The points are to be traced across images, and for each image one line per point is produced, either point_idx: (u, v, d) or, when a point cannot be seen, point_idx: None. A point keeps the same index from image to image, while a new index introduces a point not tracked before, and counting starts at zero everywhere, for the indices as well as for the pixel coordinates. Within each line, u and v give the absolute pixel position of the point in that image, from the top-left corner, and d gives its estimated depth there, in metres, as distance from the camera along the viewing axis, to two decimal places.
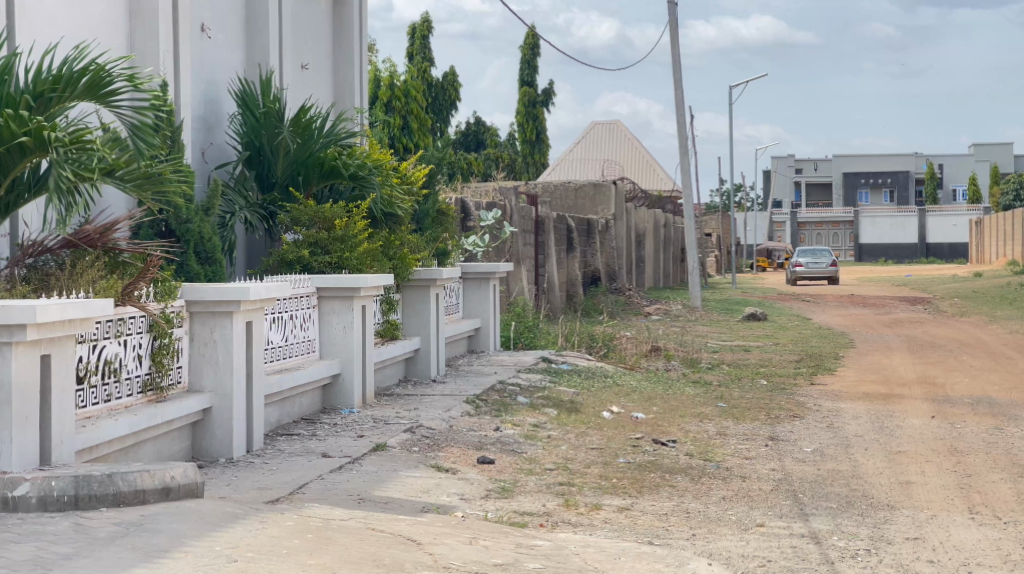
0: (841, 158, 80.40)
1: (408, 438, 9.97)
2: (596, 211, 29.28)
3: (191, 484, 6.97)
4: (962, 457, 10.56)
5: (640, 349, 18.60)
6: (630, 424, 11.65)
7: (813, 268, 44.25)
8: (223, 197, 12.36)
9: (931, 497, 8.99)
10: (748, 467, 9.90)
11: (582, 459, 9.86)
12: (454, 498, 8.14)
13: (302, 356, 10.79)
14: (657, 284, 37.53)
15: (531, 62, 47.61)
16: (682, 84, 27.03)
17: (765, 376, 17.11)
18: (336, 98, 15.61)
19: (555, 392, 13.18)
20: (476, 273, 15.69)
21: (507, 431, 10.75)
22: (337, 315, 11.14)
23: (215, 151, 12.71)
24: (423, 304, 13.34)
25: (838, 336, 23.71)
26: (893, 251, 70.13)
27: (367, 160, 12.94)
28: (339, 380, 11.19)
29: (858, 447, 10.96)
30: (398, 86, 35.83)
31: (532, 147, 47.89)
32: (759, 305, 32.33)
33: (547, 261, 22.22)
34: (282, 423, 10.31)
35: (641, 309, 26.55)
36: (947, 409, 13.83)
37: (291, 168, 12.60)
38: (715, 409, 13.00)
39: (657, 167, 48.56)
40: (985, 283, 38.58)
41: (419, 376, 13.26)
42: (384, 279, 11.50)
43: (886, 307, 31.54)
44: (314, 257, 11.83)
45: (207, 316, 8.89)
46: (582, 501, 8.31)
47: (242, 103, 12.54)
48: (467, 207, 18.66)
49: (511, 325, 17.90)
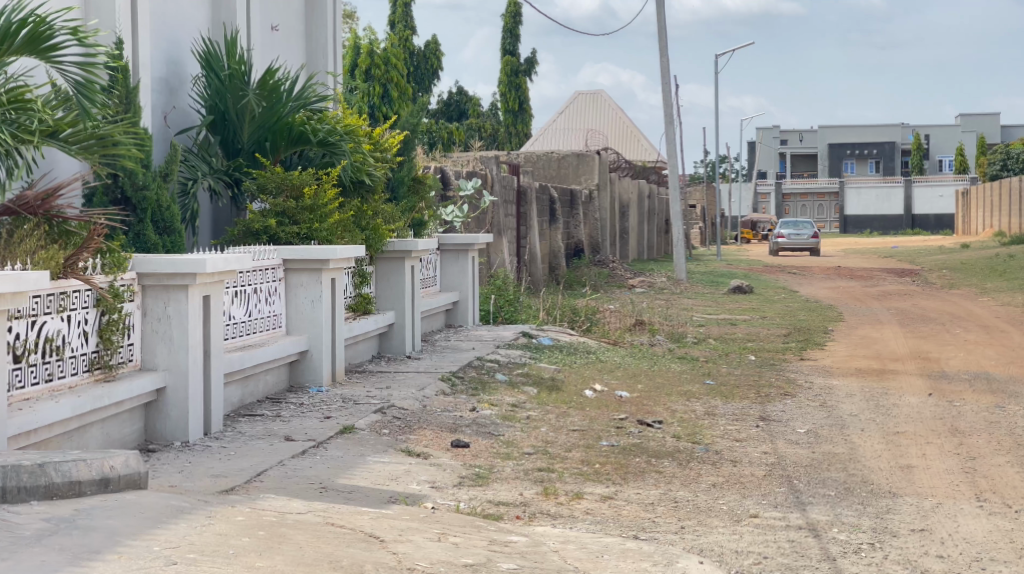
0: (826, 128, 79.81)
1: (379, 420, 9.37)
2: (579, 181, 28.68)
3: (134, 475, 6.36)
4: (964, 438, 10.02)
5: (624, 322, 18.08)
6: (613, 403, 11.11)
7: (797, 240, 43.75)
8: (185, 162, 11.71)
9: (934, 483, 8.45)
10: (739, 451, 9.33)
11: (562, 442, 9.29)
12: (424, 487, 7.55)
13: (268, 332, 10.19)
14: (641, 256, 36.99)
15: (513, 30, 46.86)
16: (667, 51, 26.39)
17: (754, 351, 16.57)
18: (308, 61, 14.94)
19: (535, 369, 12.63)
20: (453, 244, 15.09)
21: (484, 412, 10.17)
22: (305, 289, 10.52)
23: (177, 115, 12.05)
24: (396, 276, 12.72)
25: (826, 309, 23.18)
26: (878, 223, 69.86)
27: (339, 124, 12.22)
28: (306, 357, 10.59)
29: (854, 428, 10.41)
30: (378, 53, 35.03)
31: (515, 117, 47.30)
32: (746, 277, 31.78)
33: (529, 233, 21.69)
34: (244, 403, 9.72)
35: (625, 282, 26.00)
36: (944, 386, 13.30)
37: (257, 133, 11.95)
38: (703, 387, 12.43)
39: (641, 137, 47.88)
40: (974, 253, 38.08)
41: (393, 353, 12.68)
42: (355, 250, 10.86)
43: (875, 279, 31.00)
44: (281, 227, 11.22)
45: (161, 290, 8.27)
46: (562, 490, 7.73)
47: (206, 64, 11.87)
48: (447, 176, 18.12)
49: (490, 298, 17.30)
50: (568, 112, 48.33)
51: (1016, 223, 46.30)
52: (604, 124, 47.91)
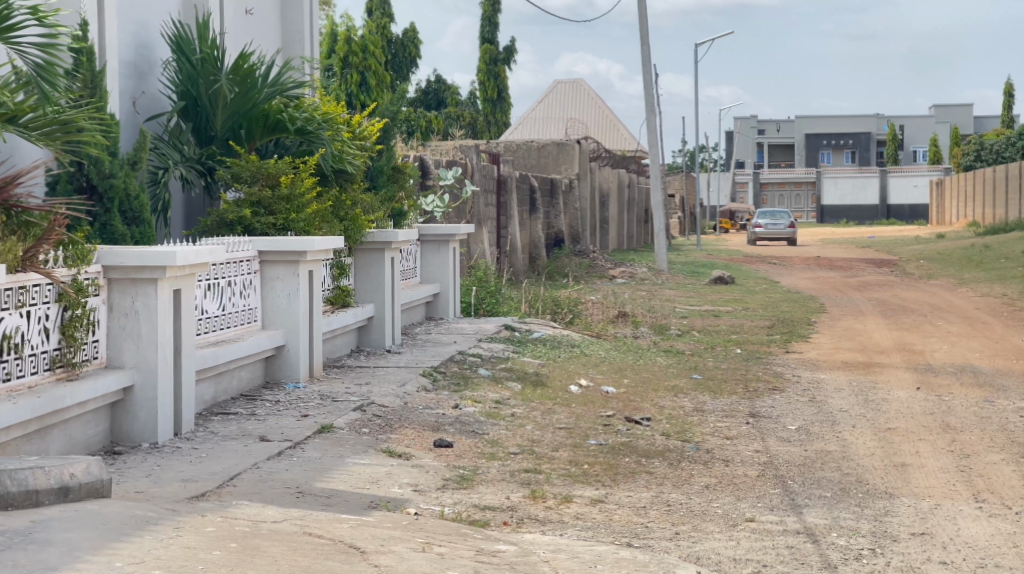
0: (803, 118, 79.68)
1: (358, 418, 9.04)
2: (559, 170, 28.37)
3: (97, 483, 6.04)
4: (957, 435, 9.74)
5: (606, 314, 17.82)
6: (600, 399, 10.81)
7: (774, 230, 43.57)
8: (155, 151, 11.36)
9: (931, 482, 8.16)
10: (730, 449, 9.04)
11: (549, 441, 8.98)
12: (406, 491, 7.23)
13: (242, 326, 9.85)
14: (621, 246, 36.74)
15: (492, 18, 46.48)
16: (648, 39, 26.09)
17: (738, 344, 16.28)
18: (284, 46, 14.58)
19: (519, 363, 12.33)
20: (434, 235, 14.75)
21: (467, 409, 9.85)
22: (282, 282, 10.17)
23: (147, 101, 11.69)
24: (376, 268, 12.38)
25: (809, 300, 22.98)
26: (854, 213, 69.83)
27: (317, 112, 11.86)
28: (283, 352, 10.26)
29: (845, 425, 10.13)
30: (356, 40, 34.61)
31: (494, 105, 46.95)
32: (726, 268, 31.54)
33: (509, 223, 21.37)
34: (217, 401, 9.39)
35: (606, 272, 25.70)
36: (931, 380, 13.03)
37: (231, 120, 11.59)
38: (689, 382, 12.14)
39: (620, 127, 47.60)
40: (951, 243, 37.95)
41: (373, 347, 12.36)
42: (332, 242, 10.53)
43: (854, 269, 30.78)
44: (256, 218, 10.89)
45: (128, 283, 7.93)
46: (550, 493, 7.42)
47: (177, 49, 11.51)
48: (427, 165, 17.76)
49: (472, 290, 16.99)
50: (547, 101, 48.00)
51: (992, 213, 46.17)
52: (583, 113, 47.60)
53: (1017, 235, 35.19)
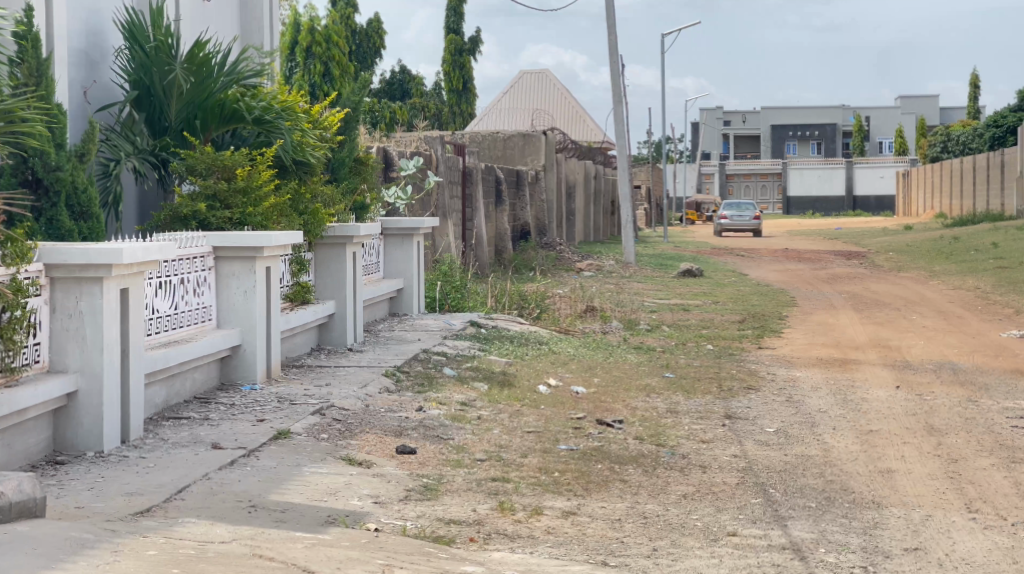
0: (769, 110, 79.49)
1: (317, 423, 8.59)
2: (525, 161, 27.94)
3: (29, 503, 5.66)
4: (943, 438, 9.38)
5: (574, 309, 17.45)
6: (570, 400, 10.40)
7: (740, 222, 43.34)
8: (106, 142, 10.81)
9: (919, 490, 7.80)
10: (706, 454, 8.65)
11: (517, 446, 8.56)
12: (367, 503, 6.80)
13: (196, 326, 9.38)
14: (587, 238, 36.39)
15: (457, 9, 45.98)
16: (615, 29, 25.69)
17: (709, 339, 15.92)
18: (243, 34, 14.04)
19: (485, 361, 11.90)
20: (397, 228, 14.30)
21: (432, 412, 9.41)
22: (237, 279, 9.69)
23: (99, 91, 11.14)
24: (336, 263, 11.91)
25: (779, 293, 22.67)
26: (820, 204, 69.71)
27: (275, 101, 11.32)
28: (239, 352, 9.78)
29: (825, 427, 9.77)
30: (319, 30, 33.99)
31: (459, 96, 46.49)
32: (694, 260, 31.24)
33: (475, 215, 20.91)
34: (169, 405, 8.90)
35: (573, 265, 25.30)
36: (910, 378, 12.70)
37: (186, 110, 11.06)
38: (661, 381, 11.74)
39: (587, 118, 47.37)
40: (918, 235, 37.77)
41: (334, 345, 11.91)
42: (291, 237, 10.05)
43: (822, 262, 30.51)
44: (212, 212, 10.39)
45: (72, 283, 7.45)
46: (519, 504, 7.01)
47: (129, 36, 10.95)
48: (390, 156, 17.31)
49: (437, 285, 16.52)
50: (513, 91, 47.54)
51: (958, 205, 46.11)
52: (549, 104, 47.22)
53: (984, 227, 35.05)
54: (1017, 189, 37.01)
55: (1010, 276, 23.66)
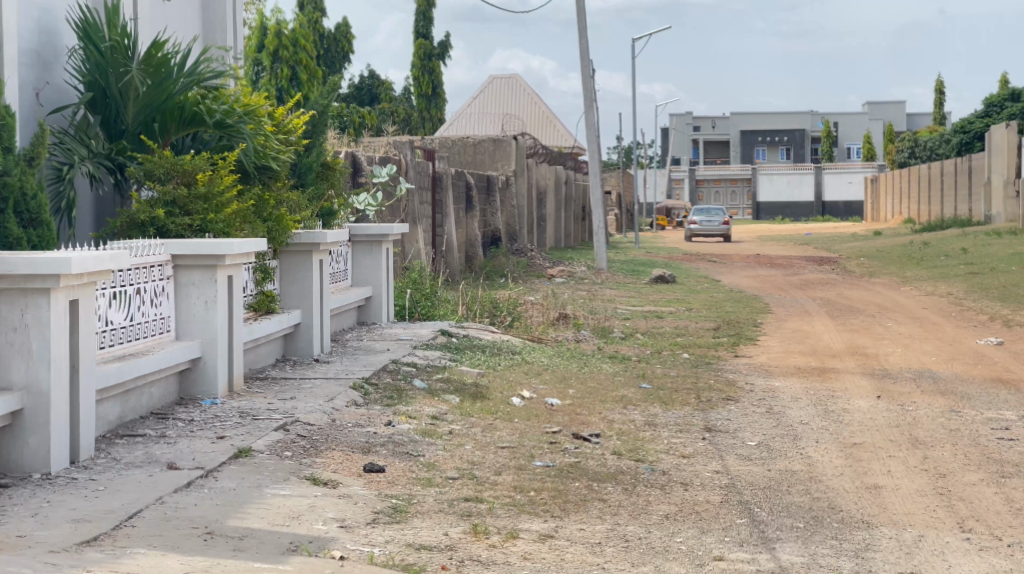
0: (738, 115, 79.43)
1: (280, 440, 8.20)
2: (496, 167, 27.61)
3: None
4: (929, 451, 9.05)
5: (546, 316, 17.11)
6: (544, 413, 10.04)
7: (709, 227, 43.13)
8: (59, 145, 10.37)
9: (909, 508, 7.48)
10: (687, 470, 8.30)
11: (491, 463, 8.19)
12: (332, 527, 6.41)
13: (153, 339, 8.98)
14: (558, 244, 36.06)
15: (426, 13, 45.68)
16: (586, 32, 25.40)
17: (684, 348, 15.59)
18: (204, 35, 13.62)
19: (456, 372, 11.52)
20: (365, 235, 13.93)
21: (401, 427, 9.03)
22: (198, 288, 9.28)
23: (51, 92, 10.69)
24: (302, 271, 11.53)
25: (753, 300, 22.39)
26: (789, 210, 69.64)
27: (237, 104, 10.94)
28: (199, 365, 9.37)
29: (808, 440, 9.43)
30: (286, 33, 33.58)
31: (428, 101, 46.15)
32: (666, 266, 30.95)
33: (445, 221, 20.54)
34: (123, 422, 8.50)
35: (544, 271, 24.96)
36: (890, 386, 12.38)
37: (144, 113, 10.64)
38: (639, 392, 11.40)
39: (556, 122, 46.96)
40: (888, 240, 37.63)
41: (300, 356, 11.51)
42: (253, 244, 9.64)
43: (794, 267, 30.28)
44: (171, 219, 9.99)
45: (17, 294, 7.05)
46: (493, 527, 6.65)
47: (83, 35, 10.52)
48: (359, 161, 16.95)
49: (406, 292, 16.12)
50: (482, 97, 47.19)
51: (927, 211, 46.07)
52: (519, 109, 46.94)
53: (953, 233, 34.92)
54: (985, 194, 36.92)
55: (983, 282, 23.45)
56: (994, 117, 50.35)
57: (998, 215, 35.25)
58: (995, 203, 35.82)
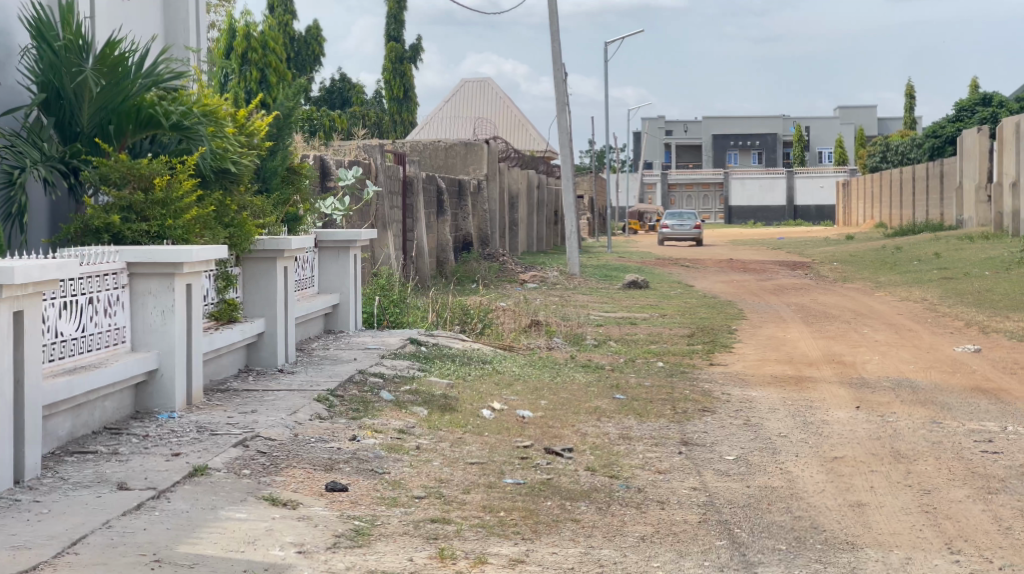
0: (710, 120, 79.30)
1: (239, 457, 7.84)
2: (467, 170, 27.25)
3: None
4: (912, 465, 8.75)
5: (518, 322, 16.77)
6: (515, 426, 9.70)
7: (681, 231, 42.91)
8: (9, 148, 9.96)
9: (896, 527, 7.18)
10: (664, 487, 7.97)
11: (459, 480, 7.85)
12: (289, 553, 6.15)
13: (106, 350, 8.61)
14: (531, 248, 35.74)
15: (398, 16, 45.37)
16: (558, 35, 25.10)
17: (658, 356, 15.28)
18: (166, 35, 13.23)
19: (424, 383, 11.16)
20: (333, 241, 13.58)
21: (367, 442, 8.67)
22: (155, 297, 8.91)
23: (4, 93, 10.31)
24: (266, 279, 11.14)
25: (727, 305, 22.10)
26: (761, 214, 69.52)
27: (196, 105, 10.59)
28: (155, 378, 8.99)
29: (787, 454, 9.12)
30: (256, 36, 33.13)
31: (399, 105, 45.78)
32: (639, 271, 30.68)
33: (416, 226, 20.20)
34: (73, 438, 8.13)
35: (516, 276, 24.63)
36: (868, 396, 12.09)
37: (99, 114, 10.25)
38: (613, 403, 11.06)
39: (530, 127, 46.76)
40: (861, 244, 37.42)
41: (264, 366, 11.15)
42: (214, 251, 9.27)
43: (767, 272, 30.06)
44: (126, 225, 9.64)
45: None
46: (460, 551, 6.37)
47: (37, 34, 10.12)
48: (327, 165, 16.58)
49: (375, 299, 15.74)
50: (454, 100, 46.79)
51: (899, 215, 45.97)
52: (491, 113, 46.62)
53: (925, 237, 34.77)
54: (957, 199, 36.78)
55: (957, 287, 23.24)
56: (965, 121, 50.34)
57: (970, 220, 35.12)
58: (966, 208, 35.70)
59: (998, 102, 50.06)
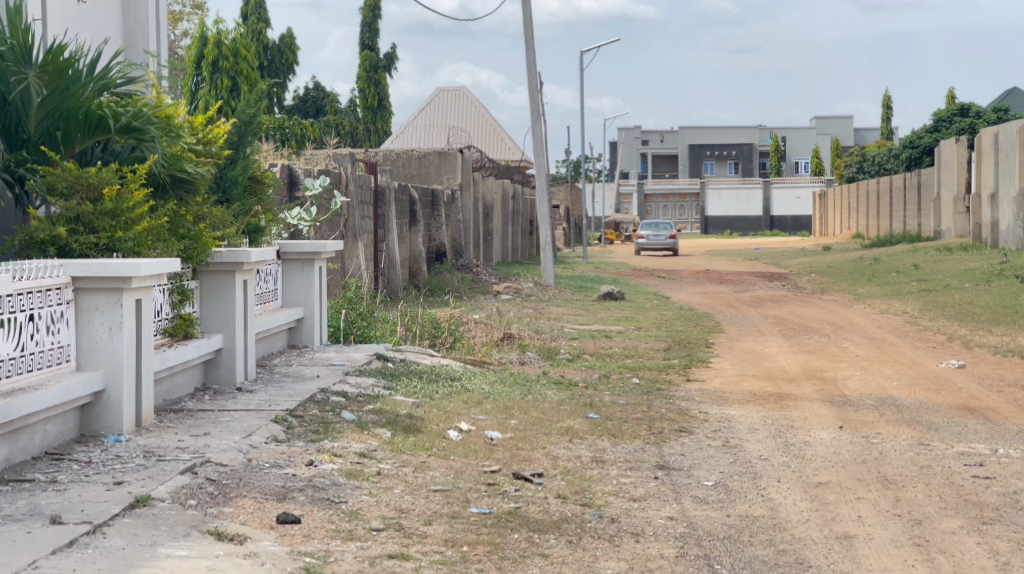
0: (687, 130, 79.00)
1: (187, 485, 7.34)
2: (441, 180, 26.76)
3: None
4: (900, 492, 8.32)
5: (490, 336, 16.30)
6: (483, 449, 9.21)
7: (657, 241, 42.53)
8: None
9: (886, 563, 6.74)
10: (638, 517, 7.52)
11: (421, 510, 7.36)
12: None
13: (49, 370, 8.11)
14: (505, 258, 35.31)
15: (372, 24, 44.92)
16: (533, 42, 24.68)
17: (633, 371, 14.83)
18: (126, 38, 12.69)
19: (390, 402, 10.65)
20: (297, 252, 13.06)
21: (325, 467, 8.17)
22: (101, 314, 8.39)
23: None
24: (225, 292, 10.61)
25: (703, 318, 21.68)
26: (738, 224, 69.24)
27: (151, 111, 10.07)
28: (101, 400, 8.47)
29: (769, 479, 8.67)
30: (227, 44, 32.54)
31: (373, 114, 45.28)
32: (615, 282, 30.27)
33: (387, 236, 19.71)
34: (8, 465, 7.63)
35: (490, 287, 24.16)
36: (851, 415, 11.65)
37: (47, 120, 9.67)
38: (586, 423, 10.60)
39: (505, 136, 46.36)
40: (838, 256, 37.08)
41: (222, 384, 10.63)
42: (166, 265, 8.75)
43: (745, 283, 29.66)
44: (74, 237, 9.13)
45: None
46: None
47: None
48: (295, 174, 16.09)
49: (342, 313, 15.22)
50: (428, 110, 46.20)
51: (876, 226, 45.72)
52: (466, 122, 46.18)
53: (903, 248, 34.43)
54: (935, 209, 36.52)
55: (937, 299, 22.88)
56: (942, 132, 50.13)
57: (948, 231, 34.84)
58: (944, 219, 35.41)
59: (975, 112, 49.88)
